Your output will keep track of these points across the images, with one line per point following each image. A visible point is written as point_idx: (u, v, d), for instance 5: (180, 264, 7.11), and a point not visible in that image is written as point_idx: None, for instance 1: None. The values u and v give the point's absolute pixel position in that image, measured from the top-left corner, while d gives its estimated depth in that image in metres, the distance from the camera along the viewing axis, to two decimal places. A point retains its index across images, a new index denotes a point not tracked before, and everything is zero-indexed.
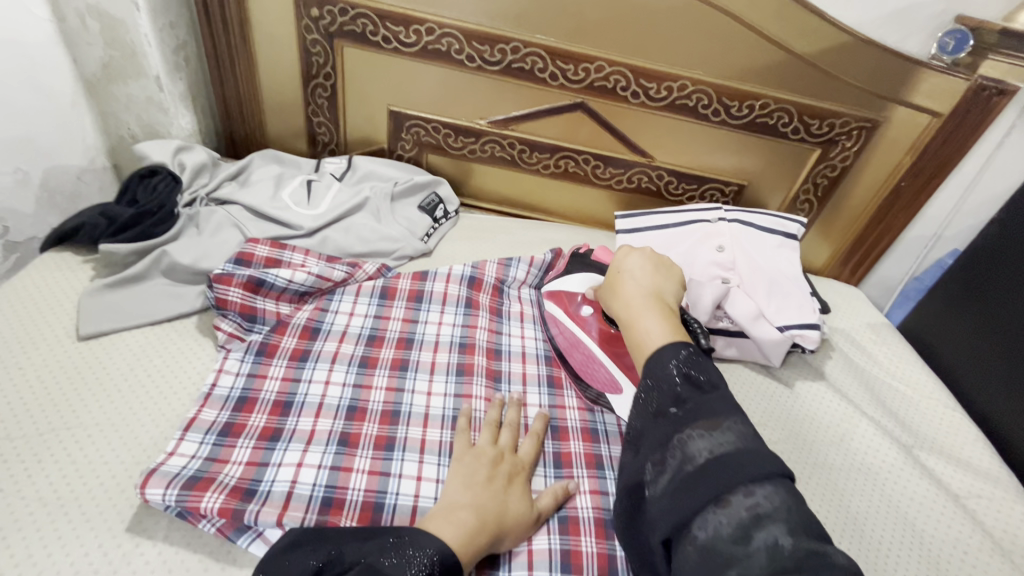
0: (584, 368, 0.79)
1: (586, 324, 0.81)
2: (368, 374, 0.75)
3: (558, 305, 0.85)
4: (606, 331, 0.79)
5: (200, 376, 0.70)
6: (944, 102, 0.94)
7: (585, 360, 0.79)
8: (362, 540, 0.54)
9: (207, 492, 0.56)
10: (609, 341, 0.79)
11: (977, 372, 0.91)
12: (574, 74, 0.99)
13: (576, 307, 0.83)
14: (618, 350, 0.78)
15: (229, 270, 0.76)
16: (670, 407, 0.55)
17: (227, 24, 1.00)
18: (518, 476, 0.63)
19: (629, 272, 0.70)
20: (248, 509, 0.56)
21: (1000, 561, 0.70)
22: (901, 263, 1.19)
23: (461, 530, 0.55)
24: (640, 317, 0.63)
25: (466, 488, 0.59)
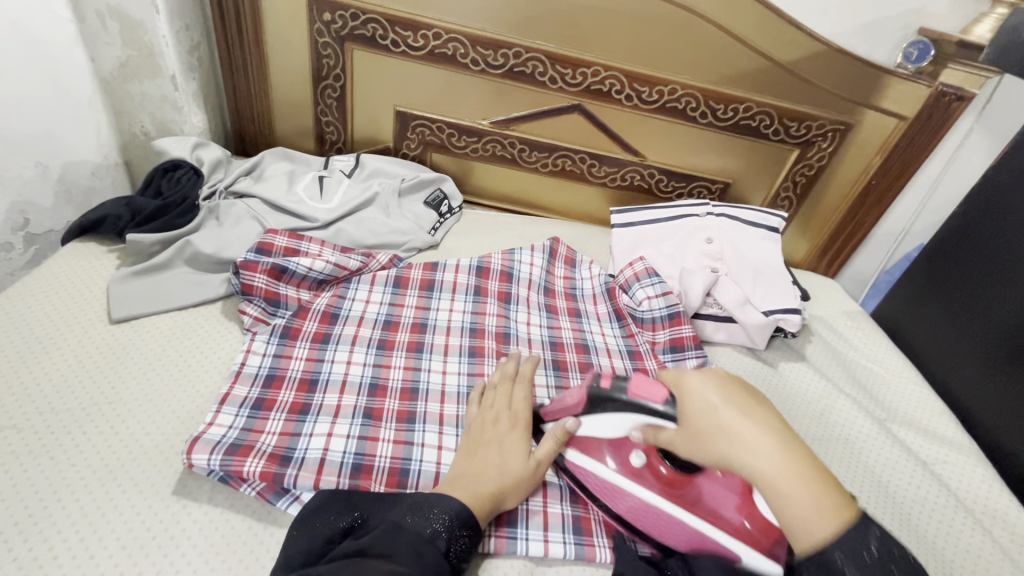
0: (670, 532, 0.61)
1: (640, 478, 0.62)
2: (386, 356, 0.80)
3: (588, 459, 0.66)
4: (664, 479, 0.62)
5: (229, 357, 0.74)
6: (909, 106, 1.03)
7: (671, 530, 0.61)
8: (385, 505, 0.58)
9: (249, 458, 0.61)
10: (675, 489, 0.61)
11: (942, 353, 0.99)
12: (572, 77, 1.06)
13: (614, 459, 0.64)
14: (693, 500, 0.60)
15: (254, 257, 0.81)
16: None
17: (242, 27, 1.05)
18: (515, 429, 0.67)
19: (717, 415, 0.52)
20: (287, 474, 0.61)
21: (965, 517, 0.77)
22: (873, 257, 1.28)
23: (479, 494, 0.59)
24: (787, 491, 0.47)
25: (467, 458, 0.64)
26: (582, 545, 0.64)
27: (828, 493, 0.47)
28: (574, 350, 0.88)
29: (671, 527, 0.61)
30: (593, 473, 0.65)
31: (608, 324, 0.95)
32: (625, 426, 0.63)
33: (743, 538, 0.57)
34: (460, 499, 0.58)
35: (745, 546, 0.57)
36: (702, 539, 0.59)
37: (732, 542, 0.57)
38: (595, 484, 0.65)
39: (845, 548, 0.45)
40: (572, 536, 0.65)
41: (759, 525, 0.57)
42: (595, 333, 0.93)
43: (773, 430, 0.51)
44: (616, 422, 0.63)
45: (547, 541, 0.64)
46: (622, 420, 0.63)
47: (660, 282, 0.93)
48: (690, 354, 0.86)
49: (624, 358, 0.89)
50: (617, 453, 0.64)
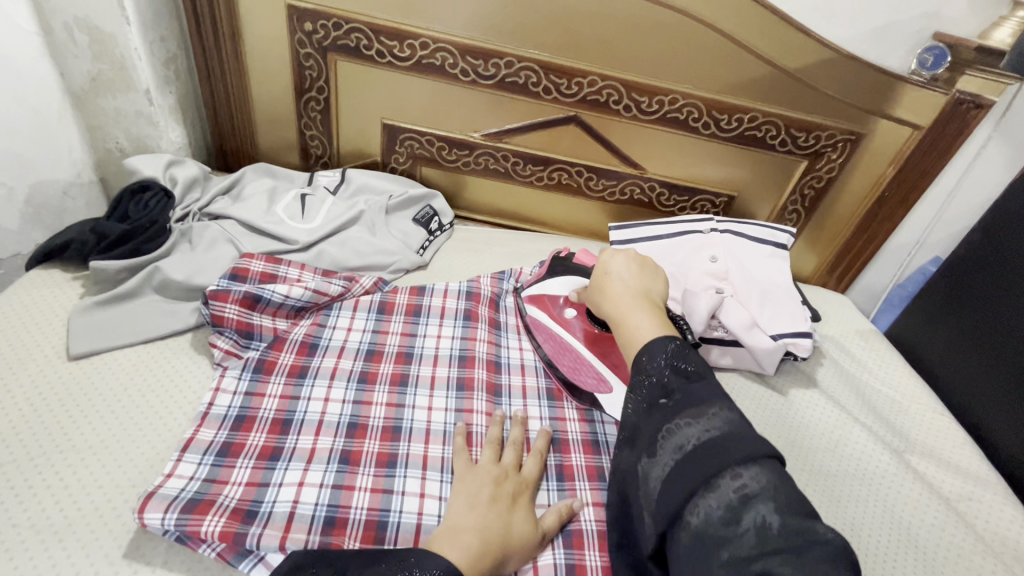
0: (576, 367, 0.79)
1: (571, 326, 0.79)
2: (367, 389, 0.74)
3: (541, 310, 0.83)
4: (591, 332, 0.78)
5: (196, 396, 0.69)
6: (924, 115, 0.98)
7: (574, 365, 0.79)
8: (367, 563, 0.52)
9: (208, 516, 0.55)
10: (596, 343, 0.77)
11: (961, 377, 0.93)
12: (567, 87, 1.00)
13: (559, 311, 0.81)
14: (605, 350, 0.77)
15: (225, 285, 0.75)
16: (660, 400, 0.54)
17: (220, 37, 1.00)
18: (523, 495, 0.63)
19: (616, 274, 0.67)
20: (250, 533, 0.55)
21: (993, 562, 0.71)
22: (885, 271, 1.22)
23: (469, 553, 0.54)
24: (630, 319, 0.62)
25: (469, 508, 0.58)
26: None
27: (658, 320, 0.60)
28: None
29: (580, 366, 0.79)
30: (540, 317, 0.84)
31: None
32: (566, 286, 0.81)
33: (626, 382, 0.75)
34: (455, 562, 0.52)
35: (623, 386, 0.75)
36: (594, 376, 0.77)
37: (615, 382, 0.76)
38: (539, 325, 0.84)
39: (655, 347, 0.56)
40: None
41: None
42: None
43: (637, 290, 0.65)
44: (561, 284, 0.82)
45: None
46: (565, 280, 0.82)
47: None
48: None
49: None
50: (561, 305, 0.81)
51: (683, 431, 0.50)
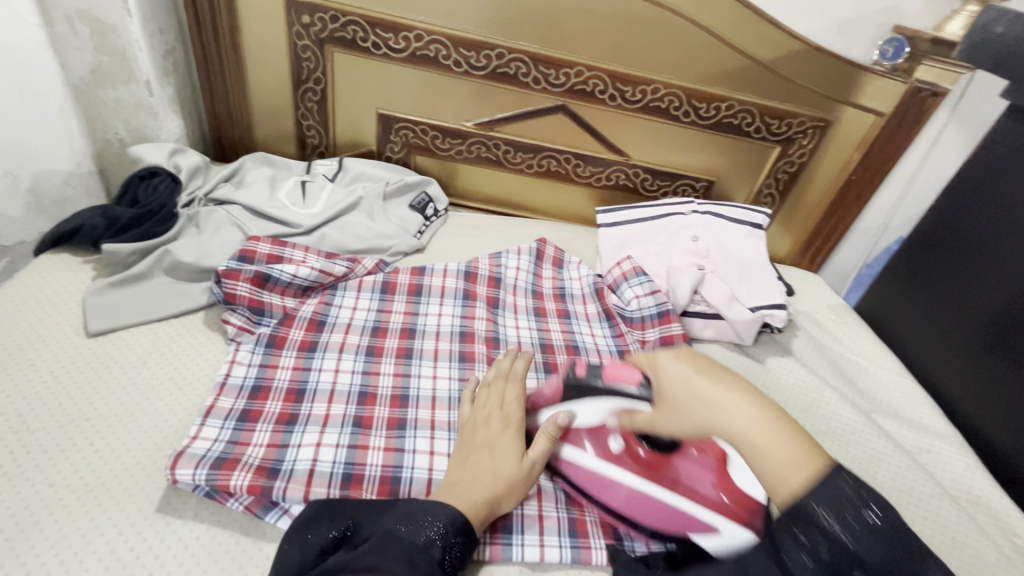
0: (655, 515, 0.64)
1: (621, 462, 0.65)
2: (375, 363, 0.79)
3: (570, 448, 0.68)
4: (645, 462, 0.65)
5: (213, 368, 0.73)
6: (886, 103, 1.05)
7: (655, 510, 0.64)
8: (378, 511, 0.58)
9: (235, 471, 0.59)
10: (653, 471, 0.65)
11: (921, 343, 1.01)
12: (556, 78, 1.06)
13: (596, 446, 0.67)
14: (668, 475, 0.65)
15: (236, 265, 0.79)
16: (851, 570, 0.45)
17: (218, 30, 1.03)
18: (507, 431, 0.65)
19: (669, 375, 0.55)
20: (275, 486, 0.59)
21: (949, 503, 0.79)
22: (855, 251, 1.30)
23: (470, 502, 0.58)
24: (762, 442, 0.49)
25: (462, 467, 0.62)
26: (578, 548, 0.64)
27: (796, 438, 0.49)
28: (565, 352, 0.88)
29: (657, 509, 0.64)
30: (579, 463, 0.67)
31: (598, 325, 0.95)
32: (601, 413, 0.66)
33: (719, 509, 0.62)
34: (455, 506, 0.57)
35: (726, 519, 0.61)
36: (684, 516, 0.63)
37: (712, 516, 0.62)
38: (580, 476, 0.67)
39: (818, 495, 0.46)
40: (568, 539, 0.65)
41: (735, 497, 0.63)
42: (586, 334, 0.93)
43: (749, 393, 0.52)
44: (592, 410, 0.66)
45: (543, 545, 0.63)
46: (593, 404, 0.67)
47: (648, 280, 0.94)
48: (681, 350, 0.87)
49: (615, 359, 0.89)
50: (596, 439, 0.67)
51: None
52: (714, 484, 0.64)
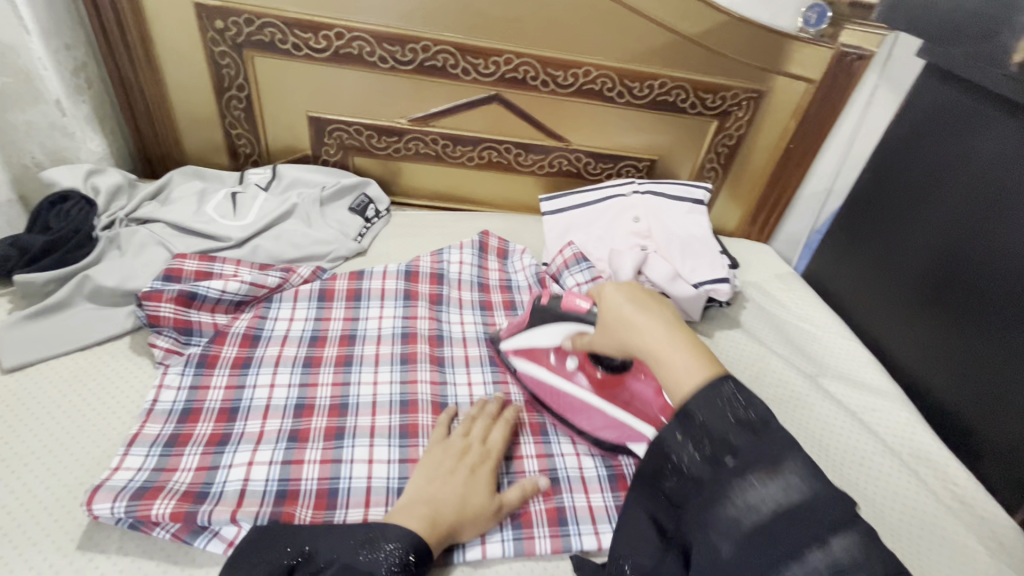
0: (596, 422, 0.73)
1: (575, 377, 0.74)
2: (313, 372, 0.77)
3: (534, 366, 0.77)
4: (597, 379, 0.72)
5: (140, 394, 0.71)
6: (815, 70, 1.06)
7: (609, 426, 0.72)
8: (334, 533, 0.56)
9: (157, 500, 0.57)
10: (604, 388, 0.72)
11: (863, 303, 1.02)
12: (485, 67, 1.04)
13: (556, 361, 0.75)
14: (615, 394, 0.72)
15: (159, 286, 0.77)
16: (725, 456, 0.47)
17: (129, 41, 0.99)
18: (484, 465, 0.66)
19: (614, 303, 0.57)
20: (201, 510, 0.57)
21: (891, 459, 0.80)
22: (802, 219, 1.29)
23: (426, 520, 0.58)
24: (669, 357, 0.51)
25: (428, 482, 0.62)
26: (521, 539, 0.63)
27: (704, 357, 0.50)
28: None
29: (600, 418, 0.73)
30: (541, 377, 0.76)
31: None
32: (558, 334, 0.72)
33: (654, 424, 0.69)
34: (414, 529, 0.56)
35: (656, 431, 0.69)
36: (623, 426, 0.71)
37: (645, 427, 0.69)
38: (541, 383, 0.77)
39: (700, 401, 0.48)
40: (511, 532, 0.64)
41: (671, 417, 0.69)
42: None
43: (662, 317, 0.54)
44: (551, 333, 0.72)
45: (485, 542, 0.62)
46: (557, 327, 0.72)
47: (589, 267, 0.93)
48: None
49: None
50: (556, 357, 0.74)
51: (757, 492, 0.46)
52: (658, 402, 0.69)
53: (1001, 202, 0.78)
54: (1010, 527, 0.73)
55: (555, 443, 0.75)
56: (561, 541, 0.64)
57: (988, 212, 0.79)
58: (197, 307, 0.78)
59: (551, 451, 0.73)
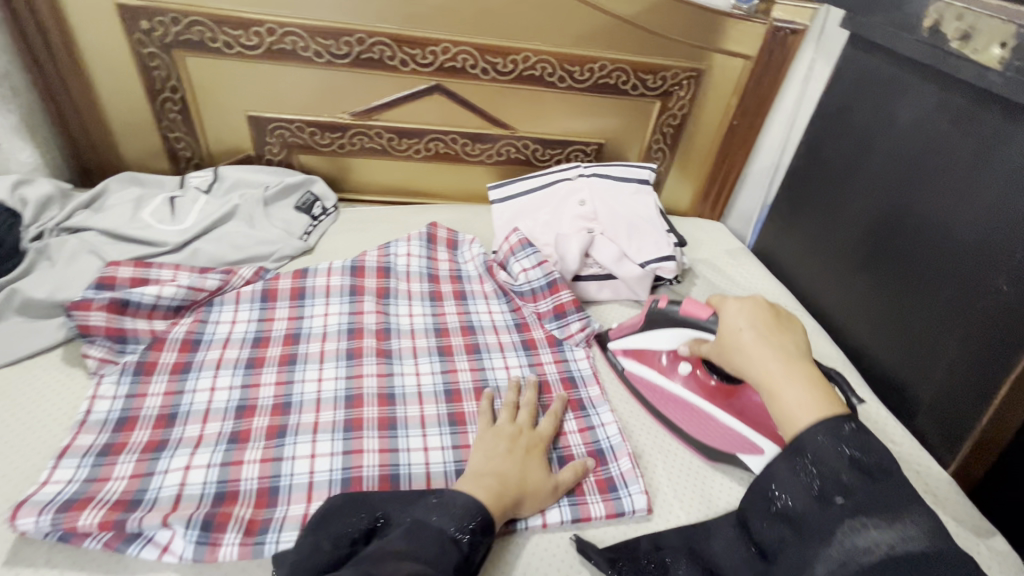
0: (704, 430, 0.75)
1: (686, 380, 0.78)
2: (255, 372, 0.76)
3: (646, 368, 0.82)
4: (708, 385, 0.77)
5: (74, 406, 0.70)
6: (750, 46, 1.08)
7: (719, 437, 0.74)
8: (407, 505, 0.60)
9: (85, 510, 0.56)
10: (717, 394, 0.76)
11: (808, 273, 1.04)
12: (423, 57, 1.03)
13: (669, 365, 0.80)
14: (727, 401, 0.75)
15: (88, 295, 0.75)
16: (836, 495, 0.52)
17: (52, 46, 0.96)
18: (537, 448, 0.69)
19: (738, 328, 0.65)
20: (132, 518, 0.56)
21: None
22: (753, 195, 1.30)
23: (492, 493, 0.60)
24: (780, 388, 0.59)
25: (490, 458, 0.65)
26: None
27: (818, 397, 0.57)
28: (460, 333, 0.88)
29: (709, 425, 0.75)
30: (652, 380, 0.81)
31: (495, 301, 0.95)
32: (675, 339, 0.78)
33: (769, 435, 0.71)
34: (479, 498, 0.59)
35: (769, 441, 0.71)
36: (734, 436, 0.73)
37: (758, 437, 0.71)
38: (652, 389, 0.81)
39: (817, 430, 0.55)
40: None
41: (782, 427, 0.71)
42: (482, 312, 0.92)
43: (782, 349, 0.62)
44: (668, 336, 0.79)
45: None
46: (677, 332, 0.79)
47: (534, 252, 0.94)
48: (573, 318, 0.88)
49: (512, 332, 0.89)
50: (670, 358, 0.80)
51: (868, 536, 0.49)
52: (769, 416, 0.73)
53: (920, 166, 0.80)
54: (945, 480, 0.75)
55: None
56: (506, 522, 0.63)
57: (911, 177, 0.81)
58: (130, 314, 0.76)
59: None
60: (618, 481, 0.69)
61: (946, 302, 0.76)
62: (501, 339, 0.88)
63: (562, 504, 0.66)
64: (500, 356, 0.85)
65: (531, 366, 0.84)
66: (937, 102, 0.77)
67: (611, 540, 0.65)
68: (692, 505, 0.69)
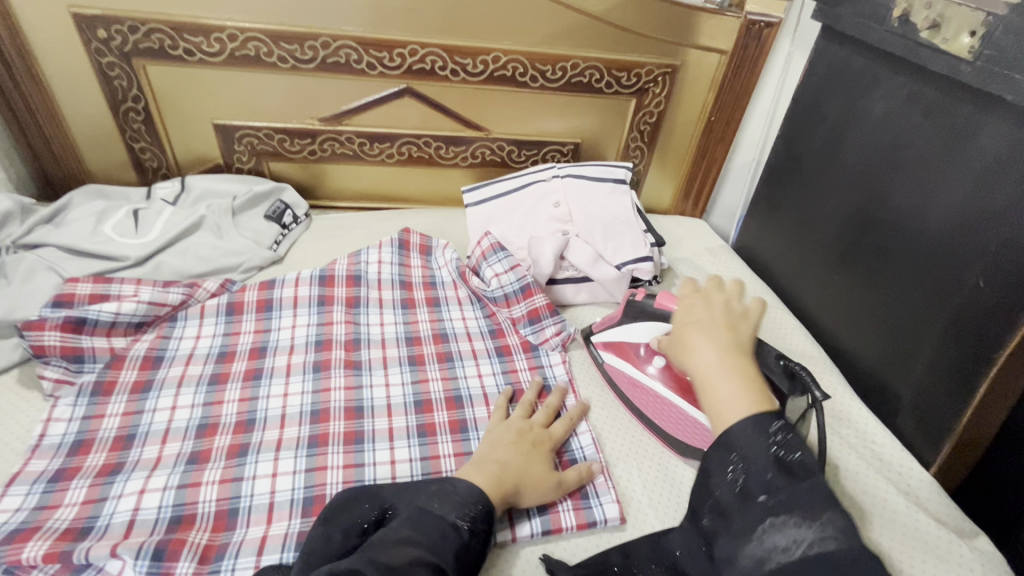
0: (679, 426, 0.73)
1: (662, 374, 0.75)
2: (218, 390, 0.74)
3: (623, 362, 0.79)
4: (684, 379, 0.73)
5: (28, 429, 0.68)
6: (725, 40, 1.06)
7: (692, 432, 0.71)
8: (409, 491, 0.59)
9: (30, 542, 0.55)
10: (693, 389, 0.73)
11: (789, 269, 1.02)
12: (390, 60, 1.01)
13: (646, 357, 0.77)
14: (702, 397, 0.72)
15: (43, 315, 0.73)
16: (758, 493, 0.50)
17: (7, 58, 0.94)
18: (544, 445, 0.68)
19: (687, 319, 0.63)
20: (79, 548, 0.55)
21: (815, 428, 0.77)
22: (736, 190, 1.29)
23: (492, 479, 0.60)
24: (713, 384, 0.57)
25: (495, 446, 0.66)
26: None
27: (752, 396, 0.55)
28: (432, 341, 0.86)
29: (684, 421, 0.72)
30: (629, 373, 0.78)
31: (469, 307, 0.93)
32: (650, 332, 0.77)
33: None
34: (480, 484, 0.59)
35: None
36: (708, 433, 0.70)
37: None
38: (629, 382, 0.78)
39: (742, 427, 0.53)
40: None
41: None
42: (456, 319, 0.90)
43: (722, 343, 0.59)
44: (645, 330, 0.77)
45: None
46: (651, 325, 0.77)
47: (506, 256, 0.92)
48: (548, 322, 0.86)
49: (486, 339, 0.87)
50: (646, 351, 0.77)
51: (787, 534, 0.48)
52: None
53: (894, 158, 0.78)
54: (927, 480, 0.74)
55: (474, 440, 0.72)
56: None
57: (885, 170, 0.79)
58: (87, 332, 0.74)
59: (470, 449, 0.71)
60: (589, 490, 0.67)
61: (924, 299, 0.74)
62: (474, 347, 0.86)
63: (531, 517, 0.64)
64: (473, 364, 0.83)
65: (505, 374, 0.82)
66: (908, 93, 0.75)
67: (584, 553, 0.63)
68: (664, 504, 0.68)
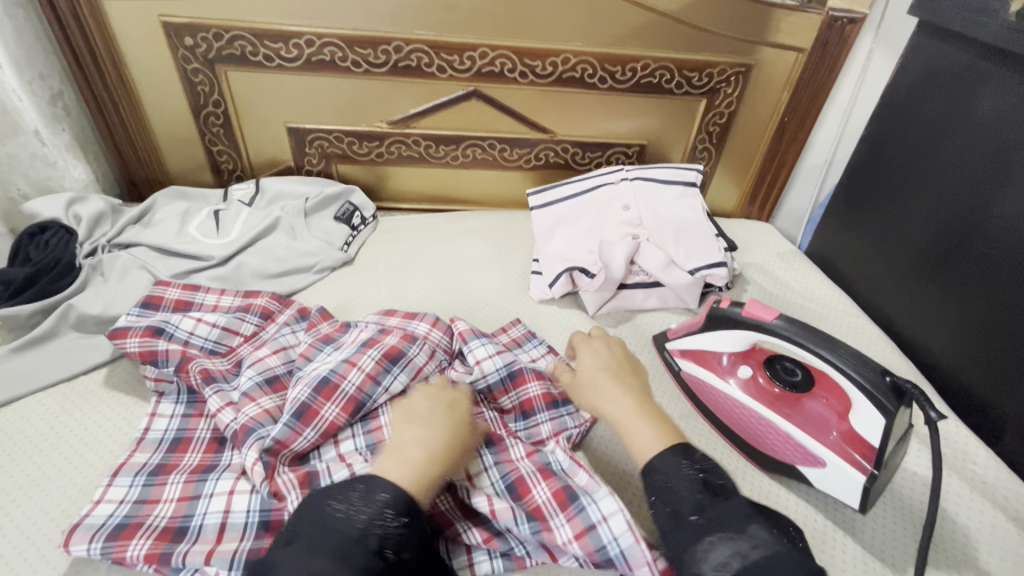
0: (765, 437, 0.71)
1: (745, 386, 0.74)
2: (271, 464, 0.63)
3: (704, 369, 0.77)
4: (769, 391, 0.73)
5: (131, 423, 0.71)
6: (805, 38, 1.01)
7: (779, 443, 0.70)
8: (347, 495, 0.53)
9: (133, 540, 0.56)
10: (780, 402, 0.72)
11: (869, 277, 0.98)
12: (460, 63, 1.01)
13: (729, 365, 0.76)
14: (789, 410, 0.71)
15: (128, 322, 0.75)
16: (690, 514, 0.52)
17: (99, 64, 0.98)
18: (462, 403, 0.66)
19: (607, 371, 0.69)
20: (176, 551, 0.56)
21: (919, 448, 0.73)
22: (803, 193, 1.23)
23: (416, 475, 0.55)
24: (635, 428, 0.62)
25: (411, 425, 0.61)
26: (511, 558, 0.60)
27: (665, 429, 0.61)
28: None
29: (769, 432, 0.71)
30: (709, 382, 0.76)
31: None
32: (739, 341, 0.72)
33: (838, 451, 0.65)
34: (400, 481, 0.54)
35: (836, 457, 0.65)
36: (796, 447, 0.68)
37: (823, 451, 0.66)
38: (707, 391, 0.77)
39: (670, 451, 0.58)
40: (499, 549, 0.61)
41: (857, 445, 0.64)
42: None
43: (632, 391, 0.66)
44: (731, 339, 0.73)
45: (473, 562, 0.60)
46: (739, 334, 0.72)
47: (489, 340, 0.79)
48: (543, 418, 0.73)
49: None
50: (729, 360, 0.76)
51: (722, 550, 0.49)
52: (838, 426, 0.66)
53: (1005, 158, 0.73)
54: None
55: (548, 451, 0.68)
56: (580, 522, 0.59)
57: (993, 172, 0.74)
58: (164, 338, 0.73)
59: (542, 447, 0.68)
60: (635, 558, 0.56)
61: None
62: None
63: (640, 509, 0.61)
64: None
65: (500, 466, 0.65)
66: (1020, 94, 0.70)
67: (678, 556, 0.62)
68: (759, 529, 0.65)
